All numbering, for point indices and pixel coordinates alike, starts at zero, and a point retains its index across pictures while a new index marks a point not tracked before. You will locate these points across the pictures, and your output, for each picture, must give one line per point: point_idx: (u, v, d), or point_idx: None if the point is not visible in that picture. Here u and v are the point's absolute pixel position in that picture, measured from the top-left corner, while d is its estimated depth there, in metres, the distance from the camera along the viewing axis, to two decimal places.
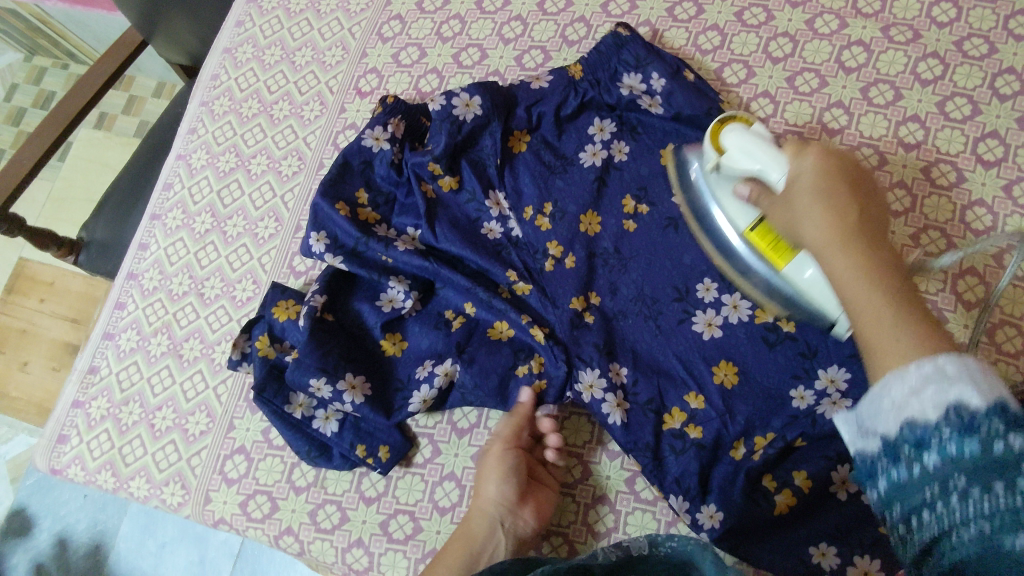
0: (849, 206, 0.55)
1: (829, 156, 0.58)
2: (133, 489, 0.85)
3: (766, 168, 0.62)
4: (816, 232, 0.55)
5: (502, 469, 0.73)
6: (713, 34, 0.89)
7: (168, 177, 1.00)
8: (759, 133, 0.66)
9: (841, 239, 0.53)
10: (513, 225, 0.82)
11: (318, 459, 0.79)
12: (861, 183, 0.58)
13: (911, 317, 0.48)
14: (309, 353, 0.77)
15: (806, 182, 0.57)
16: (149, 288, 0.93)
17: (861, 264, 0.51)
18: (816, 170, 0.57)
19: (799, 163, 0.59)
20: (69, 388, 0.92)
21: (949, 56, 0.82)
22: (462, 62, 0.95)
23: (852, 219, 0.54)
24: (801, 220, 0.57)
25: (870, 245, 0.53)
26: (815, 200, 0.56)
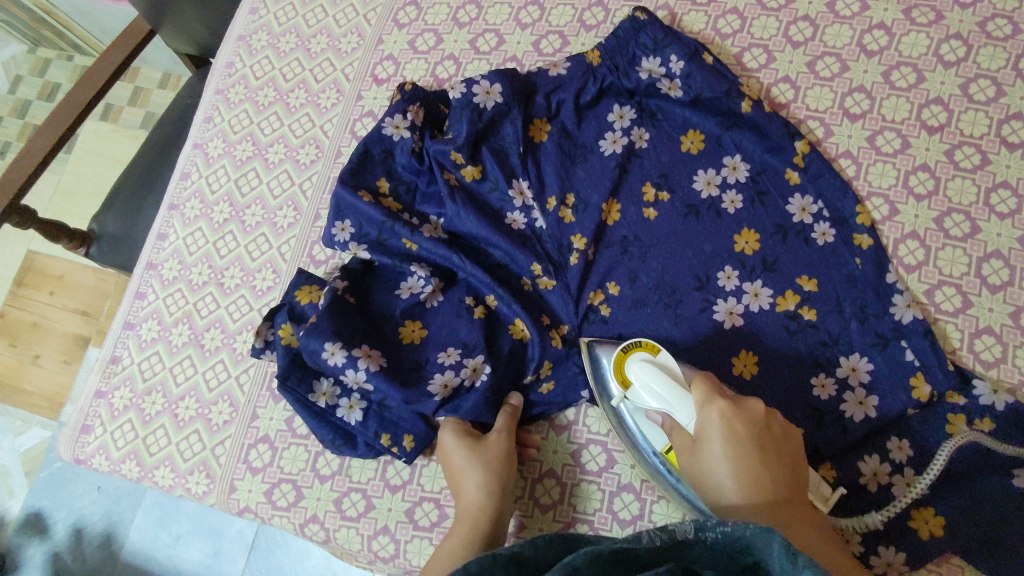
0: (757, 462, 0.52)
1: (736, 405, 0.55)
2: (159, 479, 0.73)
3: (670, 408, 0.58)
4: (727, 501, 0.52)
5: (495, 455, 0.64)
6: (733, 18, 0.79)
7: (183, 165, 0.86)
8: (668, 367, 0.60)
9: (772, 516, 0.49)
10: (537, 216, 0.73)
11: (342, 449, 0.69)
12: (771, 443, 0.53)
13: (823, 555, 0.48)
14: (325, 317, 0.67)
15: (715, 440, 0.54)
16: (168, 278, 0.80)
17: (785, 528, 0.49)
18: (722, 436, 0.53)
19: (705, 416, 0.55)
20: (90, 377, 0.79)
21: (973, 37, 0.73)
22: (458, 19, 0.84)
23: (770, 494, 0.51)
24: (713, 490, 0.53)
25: (788, 508, 0.50)
26: (720, 455, 0.53)
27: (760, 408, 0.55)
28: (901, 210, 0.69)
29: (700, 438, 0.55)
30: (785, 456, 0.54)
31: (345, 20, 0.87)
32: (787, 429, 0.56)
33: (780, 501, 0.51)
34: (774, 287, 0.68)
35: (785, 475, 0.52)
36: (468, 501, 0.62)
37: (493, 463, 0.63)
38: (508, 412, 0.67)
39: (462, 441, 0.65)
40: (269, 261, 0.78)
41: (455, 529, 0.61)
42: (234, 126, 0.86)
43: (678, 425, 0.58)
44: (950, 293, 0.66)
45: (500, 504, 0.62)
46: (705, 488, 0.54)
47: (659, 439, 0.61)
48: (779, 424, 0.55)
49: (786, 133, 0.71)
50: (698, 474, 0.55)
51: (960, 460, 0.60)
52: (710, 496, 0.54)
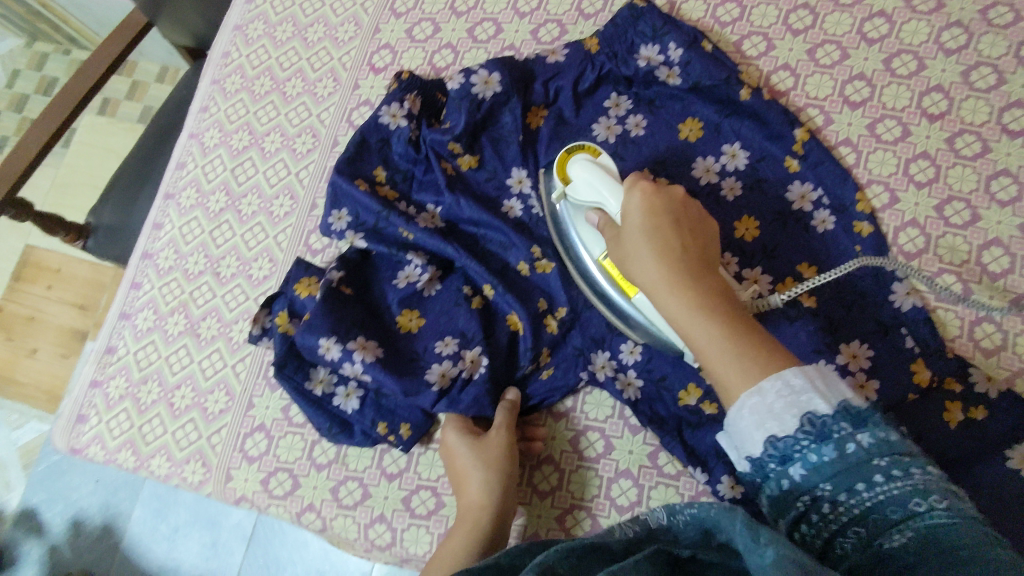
0: (677, 247, 0.54)
1: (656, 190, 0.57)
2: (155, 469, 0.73)
3: (604, 201, 0.62)
4: (645, 271, 0.54)
5: (498, 453, 0.63)
6: (732, 6, 0.78)
7: (179, 155, 0.86)
8: (606, 164, 0.65)
9: (679, 279, 0.52)
10: (534, 203, 0.73)
11: (338, 437, 0.68)
12: (687, 220, 0.56)
13: (726, 323, 0.49)
14: (320, 313, 0.67)
15: (635, 220, 0.56)
16: (164, 267, 0.80)
17: (693, 292, 0.51)
18: (642, 212, 0.56)
19: (630, 199, 0.58)
20: (87, 367, 0.79)
21: (974, 25, 0.73)
22: (455, 8, 0.84)
23: (687, 263, 0.53)
24: (636, 266, 0.55)
25: (703, 284, 0.52)
26: (638, 231, 0.55)
27: (678, 193, 0.58)
28: (901, 198, 0.69)
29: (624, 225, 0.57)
30: (699, 237, 0.56)
31: (342, 9, 0.87)
32: (704, 219, 0.58)
33: (690, 266, 0.53)
34: (773, 273, 0.67)
35: (697, 252, 0.54)
36: (470, 500, 0.61)
37: (496, 461, 0.62)
38: (507, 408, 0.66)
39: (465, 439, 0.64)
40: (265, 250, 0.78)
41: (458, 527, 0.60)
42: (231, 116, 0.85)
43: (607, 214, 0.61)
44: (950, 280, 0.66)
45: (503, 502, 0.61)
46: (626, 266, 0.57)
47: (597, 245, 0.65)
48: (695, 209, 0.58)
49: (785, 121, 0.70)
50: (618, 252, 0.58)
51: (957, 446, 0.60)
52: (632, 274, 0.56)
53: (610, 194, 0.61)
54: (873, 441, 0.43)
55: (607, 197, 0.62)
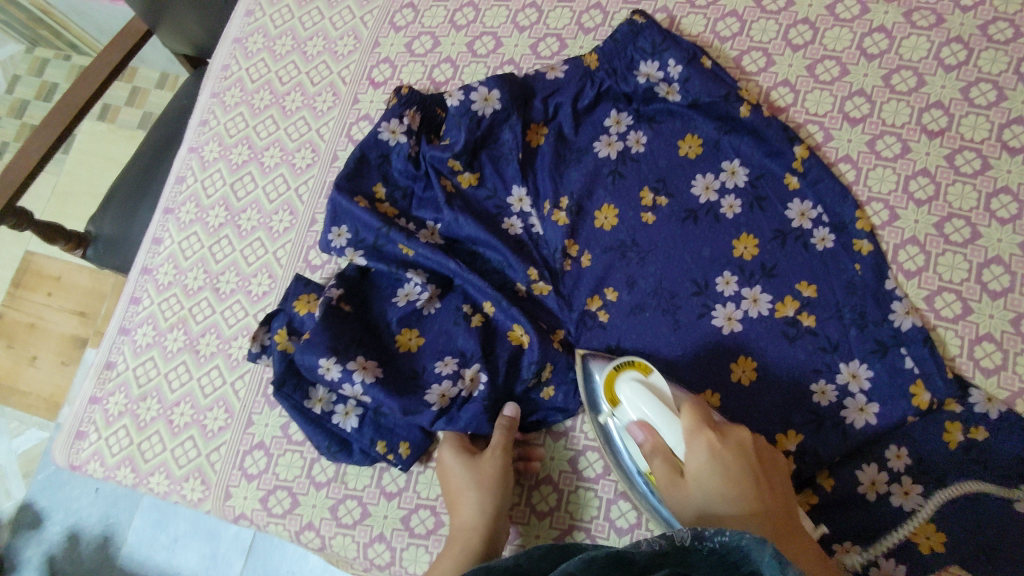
0: (763, 510, 0.52)
1: (723, 440, 0.55)
2: (154, 486, 0.73)
3: (660, 428, 0.58)
4: (735, 534, 0.51)
5: (490, 477, 0.63)
6: (732, 21, 0.78)
7: (178, 169, 0.86)
8: (655, 383, 0.61)
9: (782, 554, 0.49)
10: (535, 221, 0.73)
11: (338, 455, 0.68)
12: (762, 469, 0.55)
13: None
14: (320, 330, 0.67)
15: (709, 478, 0.54)
16: (164, 283, 0.80)
17: (796, 564, 0.49)
18: (712, 465, 0.54)
19: (693, 451, 0.55)
20: (86, 383, 0.79)
21: (974, 40, 0.73)
22: (455, 22, 0.84)
23: (777, 526, 0.51)
24: (712, 515, 0.53)
25: (797, 547, 0.50)
26: (718, 494, 0.53)
27: (745, 435, 0.56)
28: (901, 215, 0.69)
29: (689, 479, 0.55)
30: (775, 487, 0.55)
31: (341, 23, 0.87)
32: (768, 453, 0.57)
33: (784, 530, 0.51)
34: (773, 292, 0.67)
35: (780, 510, 0.53)
36: (460, 519, 0.62)
37: (488, 480, 0.63)
38: (504, 425, 0.66)
39: (461, 457, 0.65)
40: (265, 266, 0.78)
41: (449, 547, 0.61)
42: (230, 130, 0.85)
43: (666, 450, 0.58)
44: (950, 299, 0.66)
45: (493, 525, 0.62)
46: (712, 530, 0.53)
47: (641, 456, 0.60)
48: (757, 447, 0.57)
49: (785, 137, 0.70)
50: (683, 510, 0.55)
51: (956, 469, 0.60)
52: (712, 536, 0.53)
53: (671, 436, 0.58)
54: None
55: (657, 422, 0.59)
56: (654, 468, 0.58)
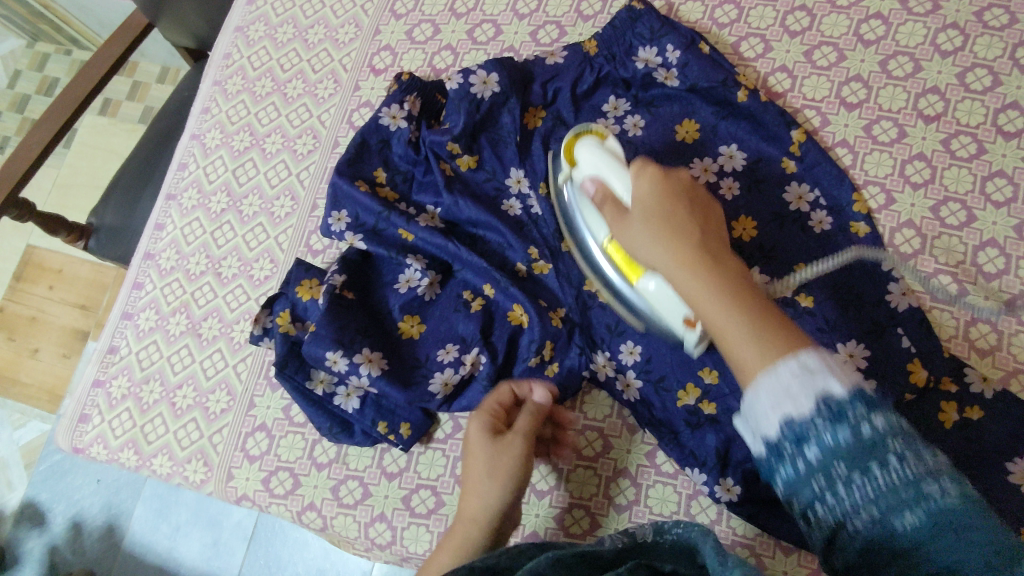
0: (693, 229, 0.51)
1: (666, 177, 0.55)
2: (157, 468, 0.73)
3: (607, 175, 0.61)
4: (654, 253, 0.51)
5: (507, 469, 0.58)
6: (730, 8, 0.79)
7: (181, 156, 0.86)
8: (612, 147, 0.64)
9: (700, 263, 0.48)
10: (533, 202, 0.74)
11: (340, 436, 0.69)
12: (701, 207, 0.54)
13: (746, 307, 0.45)
14: (325, 323, 0.67)
15: (648, 201, 0.54)
16: (166, 267, 0.81)
17: (710, 275, 0.47)
18: (654, 194, 0.54)
19: (638, 183, 0.56)
20: (88, 367, 0.79)
21: (969, 27, 0.73)
22: (455, 9, 0.84)
23: (701, 246, 0.49)
24: (638, 243, 0.53)
25: (717, 264, 0.48)
26: (646, 228, 0.52)
27: (688, 180, 0.56)
28: (897, 199, 0.70)
29: (633, 208, 0.55)
30: (714, 223, 0.54)
31: (342, 11, 0.87)
32: (721, 225, 0.56)
33: (708, 248, 0.50)
34: (772, 273, 0.68)
35: (707, 230, 0.52)
36: (470, 506, 0.59)
37: (503, 473, 0.58)
38: (532, 413, 0.61)
39: (485, 435, 0.60)
40: (266, 251, 0.78)
41: (453, 530, 0.59)
42: (232, 117, 0.86)
43: (613, 195, 0.59)
44: (946, 281, 0.67)
45: (500, 519, 0.59)
46: (635, 251, 0.54)
47: (601, 229, 0.64)
48: (703, 194, 0.56)
49: (782, 122, 0.71)
50: (625, 237, 0.55)
51: (949, 447, 0.61)
52: (643, 255, 0.53)
53: (619, 181, 0.60)
54: (872, 410, 0.39)
55: (611, 177, 0.61)
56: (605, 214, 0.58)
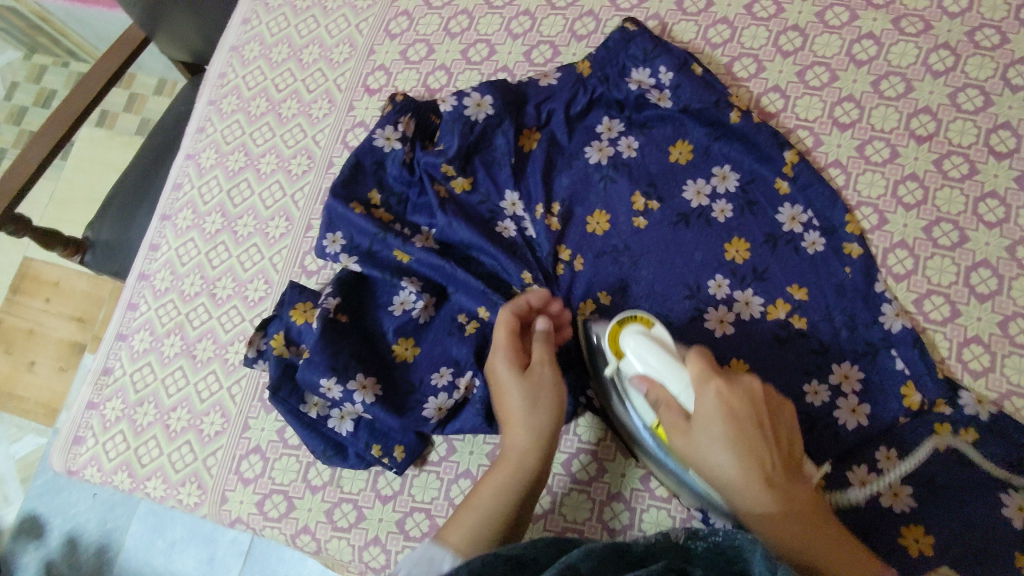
0: (771, 475, 0.50)
1: (733, 386, 0.53)
2: (150, 490, 0.73)
3: (663, 379, 0.57)
4: (735, 485, 0.50)
5: (550, 399, 0.61)
6: (723, 28, 0.79)
7: (176, 176, 0.86)
8: (663, 336, 0.59)
9: (785, 517, 0.49)
10: (528, 224, 0.74)
11: (333, 459, 0.69)
12: (770, 417, 0.53)
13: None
14: (319, 350, 0.67)
15: (714, 420, 0.52)
16: (161, 288, 0.81)
17: (794, 522, 0.49)
18: (720, 412, 0.52)
19: (702, 395, 0.53)
20: (83, 388, 0.79)
21: (961, 47, 0.73)
22: (449, 29, 0.85)
23: (774, 475, 0.50)
24: (714, 460, 0.52)
25: (789, 492, 0.50)
26: (728, 453, 0.51)
27: (754, 381, 0.54)
28: (890, 219, 0.70)
29: (695, 420, 0.54)
30: (784, 430, 0.53)
31: (337, 31, 0.88)
32: (776, 399, 0.55)
33: (783, 482, 0.50)
34: (765, 295, 0.68)
35: (783, 456, 0.52)
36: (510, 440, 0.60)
37: (548, 404, 0.60)
38: (546, 338, 0.63)
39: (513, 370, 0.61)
40: (261, 272, 0.78)
41: (496, 469, 0.59)
42: (227, 137, 0.86)
43: (669, 398, 0.56)
44: (938, 302, 0.67)
45: (546, 455, 0.60)
46: (705, 469, 0.53)
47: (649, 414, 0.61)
48: (766, 395, 0.54)
49: (774, 142, 0.71)
50: (689, 451, 0.54)
51: (943, 471, 0.61)
52: (710, 474, 0.53)
53: (675, 385, 0.56)
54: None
55: (666, 378, 0.57)
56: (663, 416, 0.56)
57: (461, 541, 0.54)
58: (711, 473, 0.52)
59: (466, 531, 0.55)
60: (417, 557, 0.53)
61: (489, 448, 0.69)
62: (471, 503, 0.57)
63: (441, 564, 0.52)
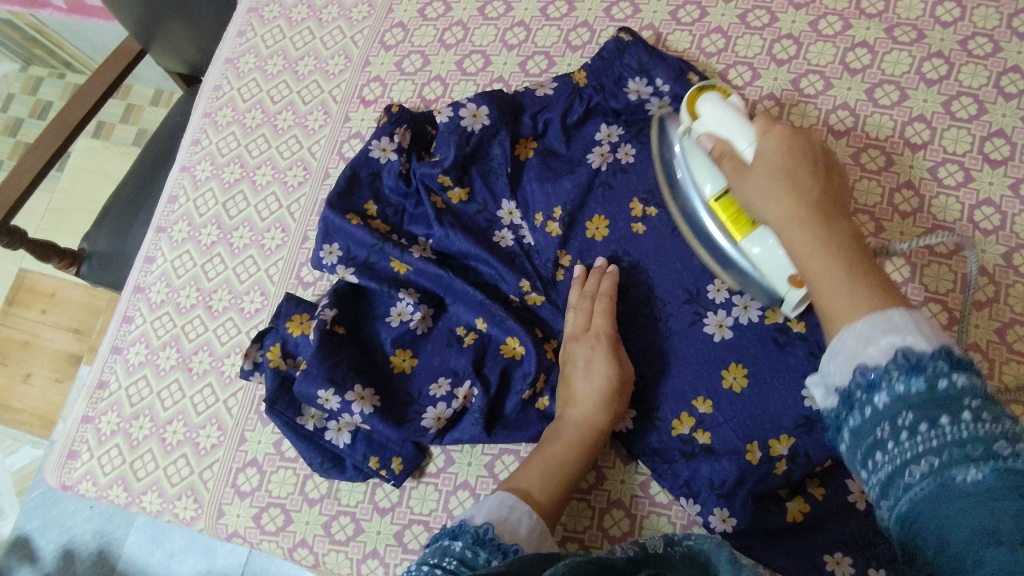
0: (811, 192, 0.52)
1: (792, 136, 0.56)
2: (146, 505, 0.73)
3: (732, 135, 0.59)
4: (770, 207, 0.53)
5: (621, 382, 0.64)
6: (718, 37, 0.79)
7: (171, 189, 0.86)
8: (735, 104, 0.61)
9: (805, 216, 0.51)
10: (525, 233, 0.74)
11: (331, 471, 0.68)
12: (824, 166, 0.55)
13: (869, 279, 0.46)
14: (317, 362, 0.66)
15: (770, 157, 0.55)
16: (156, 301, 0.80)
17: (806, 224, 0.50)
18: (777, 148, 0.55)
19: (764, 140, 0.56)
20: (78, 402, 0.79)
21: (953, 55, 0.74)
22: (445, 40, 0.85)
23: (812, 198, 0.52)
24: (762, 195, 0.54)
25: (827, 219, 0.51)
26: (771, 181, 0.54)
27: (814, 138, 0.56)
28: (886, 227, 0.70)
29: (753, 162, 0.56)
30: (835, 183, 0.55)
31: (332, 42, 0.88)
32: (835, 175, 0.56)
33: (818, 201, 0.52)
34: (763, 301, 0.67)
35: (829, 196, 0.53)
36: (587, 416, 0.63)
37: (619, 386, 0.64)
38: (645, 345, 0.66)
39: (611, 360, 0.64)
40: (257, 283, 0.78)
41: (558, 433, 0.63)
42: (222, 149, 0.86)
43: (735, 152, 0.58)
44: (935, 309, 0.67)
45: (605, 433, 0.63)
46: (750, 208, 0.56)
47: (712, 184, 0.63)
48: (829, 158, 0.57)
49: None
50: (742, 190, 0.57)
51: None
52: (755, 210, 0.55)
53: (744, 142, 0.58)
54: (957, 368, 0.37)
55: (735, 134, 0.59)
56: (721, 166, 0.59)
57: (543, 499, 0.58)
58: (753, 207, 0.55)
59: (547, 492, 0.59)
60: (494, 508, 0.54)
61: (488, 458, 0.68)
62: (546, 466, 0.60)
63: (518, 514, 0.54)
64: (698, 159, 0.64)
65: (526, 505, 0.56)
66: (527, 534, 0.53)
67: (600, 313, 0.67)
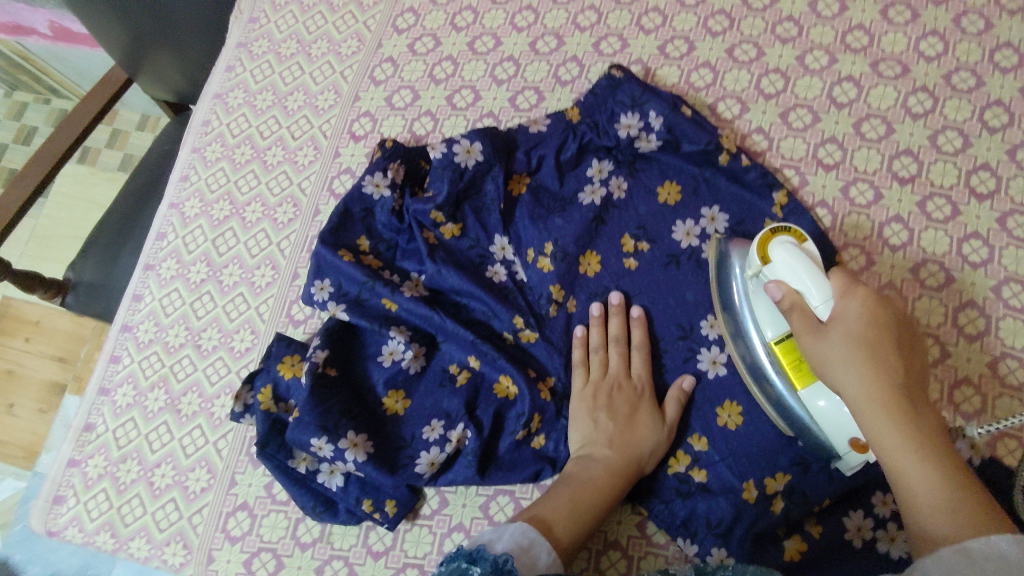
0: (896, 369, 0.51)
1: (875, 307, 0.53)
2: (134, 551, 0.71)
3: (805, 291, 0.56)
4: (853, 388, 0.51)
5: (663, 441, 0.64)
6: (706, 71, 0.80)
7: (159, 225, 0.86)
8: (811, 252, 0.59)
9: (898, 410, 0.49)
10: (518, 268, 0.74)
11: (323, 515, 0.68)
12: (903, 342, 0.53)
13: (941, 464, 0.46)
14: (309, 410, 0.66)
15: (851, 327, 0.53)
16: (144, 340, 0.79)
17: (898, 422, 0.48)
18: (862, 320, 0.53)
19: (843, 307, 0.54)
20: (63, 445, 0.77)
21: (938, 89, 0.75)
22: (434, 75, 0.85)
23: (900, 384, 0.50)
24: (839, 372, 0.52)
25: (915, 411, 0.49)
26: (854, 360, 0.51)
27: (894, 309, 0.54)
28: (878, 261, 0.70)
29: (832, 327, 0.54)
30: (919, 369, 0.53)
31: (322, 77, 0.88)
32: (910, 345, 0.54)
33: (907, 389, 0.50)
34: None
35: (915, 382, 0.51)
36: (619, 458, 0.62)
37: (661, 445, 0.64)
38: (677, 397, 0.65)
39: (652, 419, 0.64)
40: (247, 322, 0.77)
41: (583, 467, 0.63)
42: (211, 185, 0.85)
43: (807, 309, 0.56)
44: (929, 343, 0.67)
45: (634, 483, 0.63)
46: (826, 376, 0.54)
47: (775, 327, 0.61)
48: (909, 339, 0.54)
49: (763, 184, 0.71)
50: (817, 355, 0.54)
51: None
52: (832, 380, 0.53)
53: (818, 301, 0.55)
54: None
55: (806, 287, 0.56)
56: (793, 323, 0.57)
57: (565, 537, 0.58)
58: (831, 378, 0.53)
59: (570, 533, 0.58)
60: (516, 539, 0.54)
61: (482, 500, 0.68)
62: (574, 505, 0.60)
63: (541, 552, 0.55)
64: (762, 303, 0.62)
65: (546, 541, 0.56)
66: (543, 570, 0.54)
67: (634, 362, 0.68)
